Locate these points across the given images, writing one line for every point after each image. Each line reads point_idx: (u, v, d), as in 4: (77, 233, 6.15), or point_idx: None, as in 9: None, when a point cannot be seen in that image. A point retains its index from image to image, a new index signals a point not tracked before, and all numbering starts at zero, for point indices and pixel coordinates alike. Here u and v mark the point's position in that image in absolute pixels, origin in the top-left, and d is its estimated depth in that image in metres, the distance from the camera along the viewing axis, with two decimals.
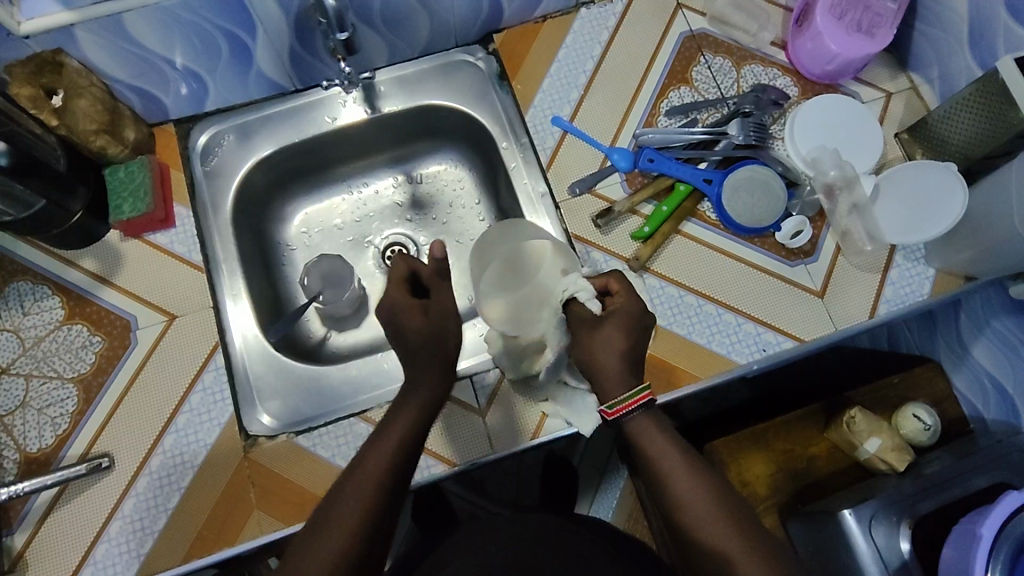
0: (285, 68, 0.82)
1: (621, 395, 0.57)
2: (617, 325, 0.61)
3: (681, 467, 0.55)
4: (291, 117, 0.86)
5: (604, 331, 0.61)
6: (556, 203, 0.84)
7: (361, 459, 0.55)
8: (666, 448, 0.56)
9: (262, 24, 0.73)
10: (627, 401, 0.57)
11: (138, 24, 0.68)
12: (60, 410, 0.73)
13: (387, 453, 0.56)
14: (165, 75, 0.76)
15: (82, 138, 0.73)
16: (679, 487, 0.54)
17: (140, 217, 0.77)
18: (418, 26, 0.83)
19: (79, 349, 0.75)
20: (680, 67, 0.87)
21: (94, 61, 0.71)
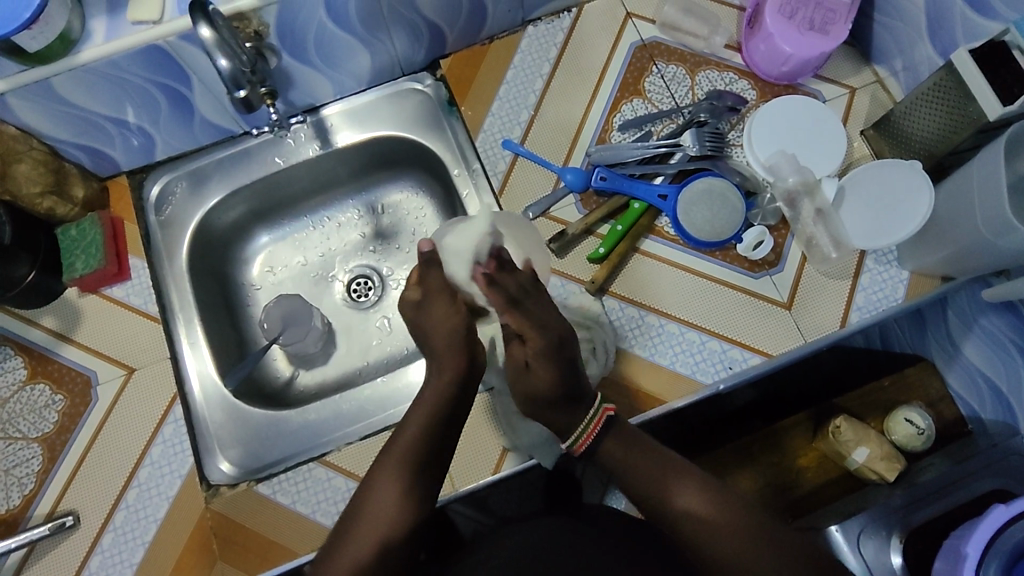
0: (229, 114, 0.81)
1: (578, 431, 0.64)
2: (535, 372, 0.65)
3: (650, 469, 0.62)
4: (242, 159, 0.86)
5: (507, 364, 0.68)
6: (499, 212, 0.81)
7: (367, 494, 0.62)
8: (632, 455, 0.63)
9: (196, 74, 0.72)
10: (588, 432, 0.64)
11: (68, 87, 0.68)
12: (26, 470, 0.74)
13: (388, 486, 0.62)
14: (109, 131, 0.77)
15: (29, 202, 0.74)
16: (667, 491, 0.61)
17: (93, 274, 0.78)
18: (358, 59, 0.81)
19: (43, 409, 0.76)
20: (632, 78, 0.85)
21: (34, 126, 0.71)
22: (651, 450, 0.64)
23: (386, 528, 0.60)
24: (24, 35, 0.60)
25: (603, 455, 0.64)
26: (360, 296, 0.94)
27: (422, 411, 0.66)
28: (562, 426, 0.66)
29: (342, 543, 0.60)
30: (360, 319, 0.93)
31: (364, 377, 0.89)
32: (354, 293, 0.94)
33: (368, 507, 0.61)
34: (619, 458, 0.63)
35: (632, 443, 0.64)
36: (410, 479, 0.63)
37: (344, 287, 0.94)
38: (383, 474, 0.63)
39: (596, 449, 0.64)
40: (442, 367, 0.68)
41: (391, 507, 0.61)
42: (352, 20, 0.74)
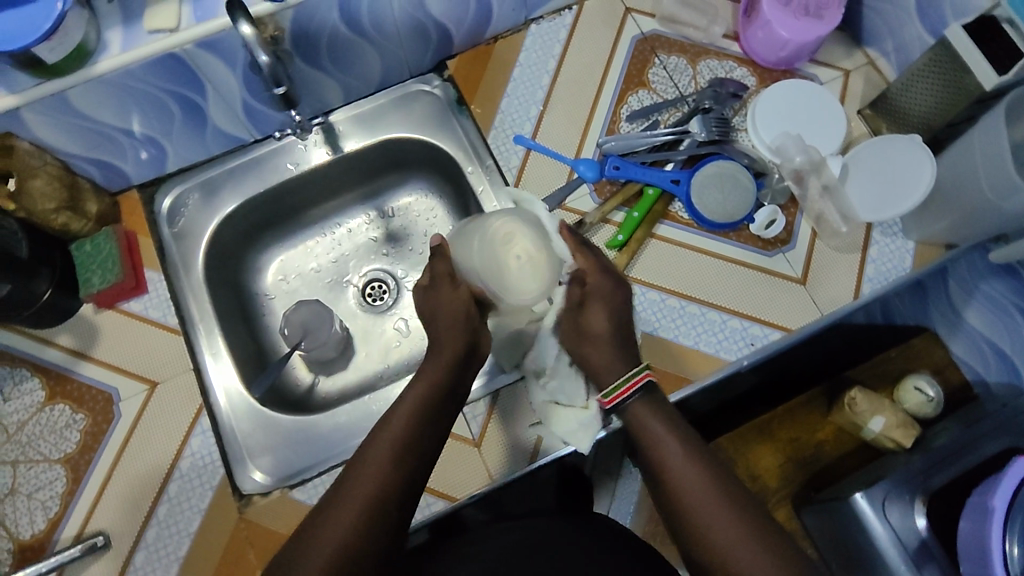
0: (241, 121, 0.81)
1: (613, 384, 0.65)
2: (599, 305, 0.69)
3: (672, 440, 0.60)
4: (254, 167, 0.86)
5: (586, 313, 0.70)
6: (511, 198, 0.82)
7: (378, 436, 0.59)
8: (659, 423, 0.61)
9: (211, 82, 0.73)
10: (621, 387, 0.64)
11: (83, 99, 0.67)
12: (50, 493, 0.72)
13: (379, 463, 0.56)
14: (120, 143, 0.76)
15: (43, 218, 0.73)
16: (675, 469, 0.58)
17: (111, 288, 0.77)
18: (368, 62, 0.82)
19: (65, 429, 0.74)
20: (636, 70, 0.87)
21: (45, 139, 0.70)
22: (681, 426, 0.61)
23: (398, 472, 0.56)
24: (42, 48, 0.60)
25: (632, 412, 0.63)
26: (375, 299, 0.94)
27: (422, 391, 0.63)
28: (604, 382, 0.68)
29: (344, 485, 0.55)
30: (377, 322, 0.92)
31: (385, 382, 0.89)
32: (368, 297, 0.94)
33: (377, 452, 0.57)
34: (645, 418, 0.62)
35: (663, 411, 0.62)
36: (422, 431, 0.60)
37: (358, 292, 0.94)
38: (375, 452, 0.57)
39: (625, 407, 0.64)
40: (455, 329, 0.69)
41: (402, 452, 0.58)
42: (363, 23, 0.75)
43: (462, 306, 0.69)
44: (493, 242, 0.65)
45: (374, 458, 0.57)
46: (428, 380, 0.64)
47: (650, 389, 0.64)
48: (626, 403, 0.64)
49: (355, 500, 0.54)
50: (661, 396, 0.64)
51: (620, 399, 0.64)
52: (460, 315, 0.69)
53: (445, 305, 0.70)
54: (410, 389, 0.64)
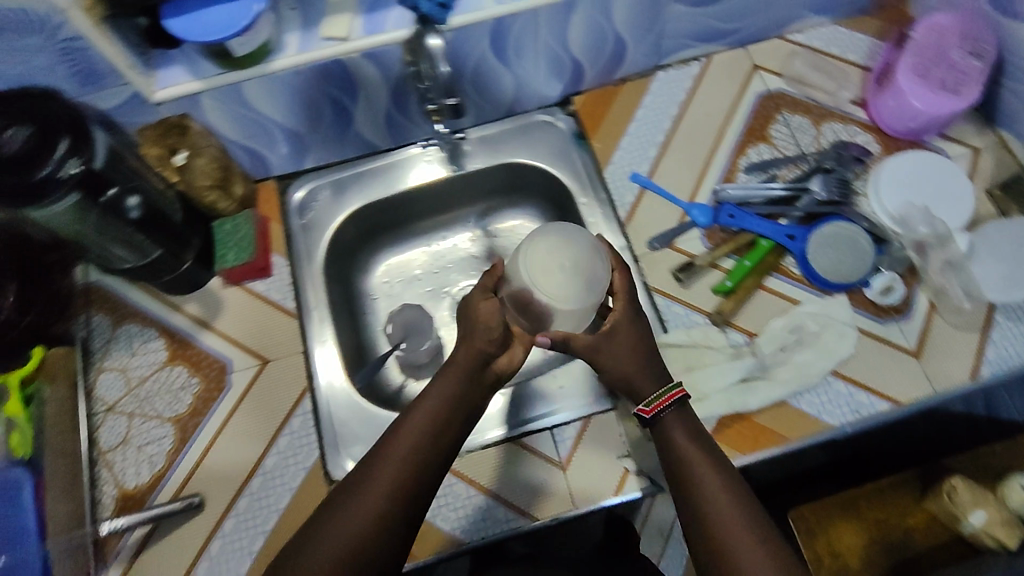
0: (381, 129, 0.88)
1: (654, 393, 0.62)
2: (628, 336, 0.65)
3: (703, 462, 0.58)
4: (382, 174, 0.91)
5: (617, 340, 0.65)
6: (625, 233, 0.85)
7: (383, 454, 0.56)
8: (690, 442, 0.59)
9: (364, 89, 0.79)
10: (661, 398, 0.61)
11: (255, 91, 0.74)
12: (157, 448, 0.76)
13: (399, 460, 0.56)
14: (272, 136, 0.83)
15: (197, 193, 0.80)
16: (705, 490, 0.56)
17: (242, 265, 0.84)
18: (503, 88, 0.87)
19: (179, 389, 0.79)
20: (759, 125, 0.89)
21: (214, 125, 0.78)
22: (713, 453, 0.59)
23: (390, 503, 0.54)
24: (231, 42, 0.67)
25: (662, 429, 0.61)
26: None
27: (450, 383, 0.61)
28: (640, 392, 0.63)
29: (336, 507, 0.53)
30: None
31: None
32: None
33: (374, 476, 0.55)
34: (679, 439, 0.60)
35: (694, 429, 0.61)
36: (427, 458, 0.57)
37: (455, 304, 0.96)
38: (397, 446, 0.57)
39: (659, 419, 0.61)
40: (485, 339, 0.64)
41: (400, 480, 0.55)
42: (508, 51, 0.80)
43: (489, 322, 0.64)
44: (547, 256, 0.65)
45: (394, 454, 0.56)
46: (458, 371, 0.62)
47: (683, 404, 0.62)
48: (661, 415, 0.61)
49: (344, 527, 0.52)
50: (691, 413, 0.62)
51: (658, 408, 0.61)
52: (489, 329, 0.64)
53: (473, 316, 0.64)
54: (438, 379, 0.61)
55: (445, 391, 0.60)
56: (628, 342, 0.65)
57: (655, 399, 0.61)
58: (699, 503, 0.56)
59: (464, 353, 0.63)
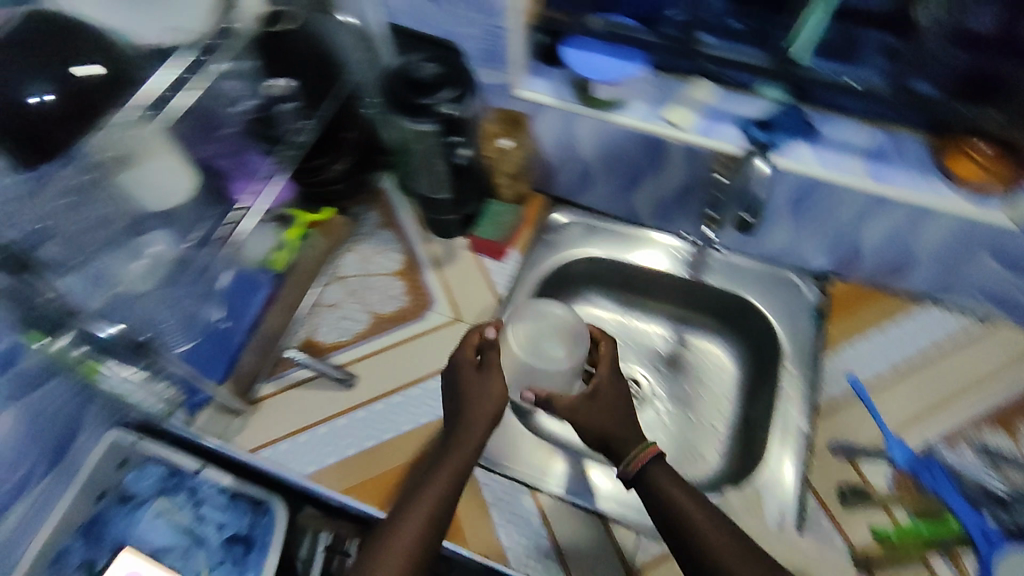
0: (656, 207, 1.00)
1: (636, 449, 0.68)
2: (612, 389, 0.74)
3: (690, 501, 0.65)
4: (631, 241, 1.01)
5: (600, 401, 0.72)
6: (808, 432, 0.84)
7: (403, 520, 0.64)
8: (679, 490, 0.66)
9: (667, 168, 0.91)
10: (641, 454, 0.68)
11: (588, 128, 0.89)
12: (349, 327, 0.91)
13: (417, 523, 0.64)
14: (573, 164, 0.97)
15: (494, 172, 0.96)
16: (704, 527, 0.63)
17: (490, 241, 0.97)
18: (779, 233, 0.94)
19: (390, 296, 0.94)
20: (1012, 413, 0.83)
21: (539, 133, 0.93)
22: (688, 485, 0.67)
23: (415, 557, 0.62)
24: (598, 83, 0.86)
25: (646, 483, 0.67)
26: None
27: (462, 454, 0.69)
28: (619, 454, 0.70)
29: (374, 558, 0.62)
30: None
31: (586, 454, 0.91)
32: None
33: (398, 534, 0.63)
34: (659, 489, 0.66)
35: (680, 481, 0.67)
36: (443, 517, 0.65)
37: None
38: (414, 511, 0.65)
39: (643, 472, 0.67)
40: (490, 417, 0.71)
41: (424, 532, 0.63)
42: (803, 208, 0.87)
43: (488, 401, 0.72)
44: (560, 334, 0.78)
45: (415, 517, 0.64)
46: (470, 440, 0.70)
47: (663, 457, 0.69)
48: (644, 470, 0.67)
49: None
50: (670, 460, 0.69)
51: (643, 463, 0.67)
52: (494, 397, 0.72)
53: (472, 390, 0.73)
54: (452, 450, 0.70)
55: (458, 464, 0.69)
56: (611, 400, 0.73)
57: (633, 459, 0.68)
58: (701, 540, 0.62)
59: (471, 430, 0.70)
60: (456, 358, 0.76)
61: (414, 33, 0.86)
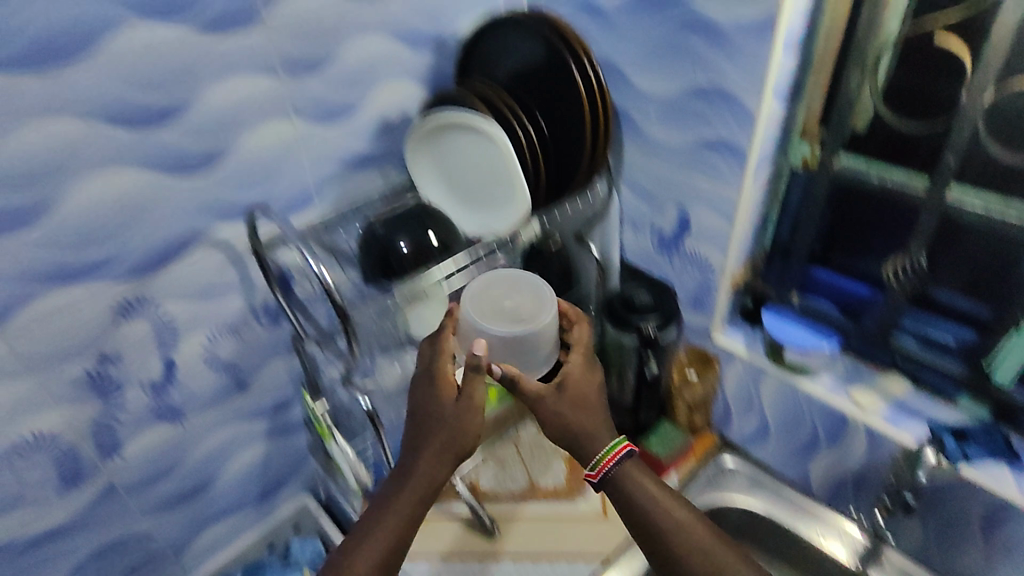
0: (827, 484, 0.98)
1: (599, 455, 0.72)
2: (573, 380, 0.75)
3: (655, 502, 0.71)
4: (797, 507, 0.99)
5: (558, 398, 0.73)
6: None
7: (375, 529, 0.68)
8: (648, 485, 0.72)
9: (845, 446, 0.92)
10: (604, 458, 0.71)
11: (771, 388, 0.98)
12: (510, 485, 1.03)
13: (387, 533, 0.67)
14: (751, 415, 1.03)
15: (675, 399, 1.07)
16: (671, 521, 0.70)
17: (653, 456, 1.05)
18: (970, 558, 0.86)
19: (551, 472, 1.05)
20: None
21: (725, 378, 1.04)
22: (650, 482, 0.72)
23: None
24: (791, 350, 0.94)
25: (614, 484, 0.72)
26: None
27: (431, 463, 0.70)
28: (585, 445, 0.72)
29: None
30: None
31: None
32: None
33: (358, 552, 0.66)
34: (624, 492, 0.72)
35: (643, 479, 0.72)
36: (401, 542, 0.68)
37: None
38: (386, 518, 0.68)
39: (611, 474, 0.72)
40: (453, 456, 0.70)
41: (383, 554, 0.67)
42: (999, 540, 0.81)
43: (449, 436, 0.70)
44: (483, 294, 0.80)
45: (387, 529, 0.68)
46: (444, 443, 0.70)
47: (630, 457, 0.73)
48: (613, 471, 0.72)
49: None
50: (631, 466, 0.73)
51: (603, 470, 0.71)
52: (474, 412, 0.70)
53: (436, 429, 0.71)
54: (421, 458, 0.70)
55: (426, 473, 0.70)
56: (575, 395, 0.74)
57: (597, 462, 0.72)
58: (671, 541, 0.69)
59: (423, 466, 0.70)
60: (443, 354, 0.74)
61: (641, 271, 1.07)
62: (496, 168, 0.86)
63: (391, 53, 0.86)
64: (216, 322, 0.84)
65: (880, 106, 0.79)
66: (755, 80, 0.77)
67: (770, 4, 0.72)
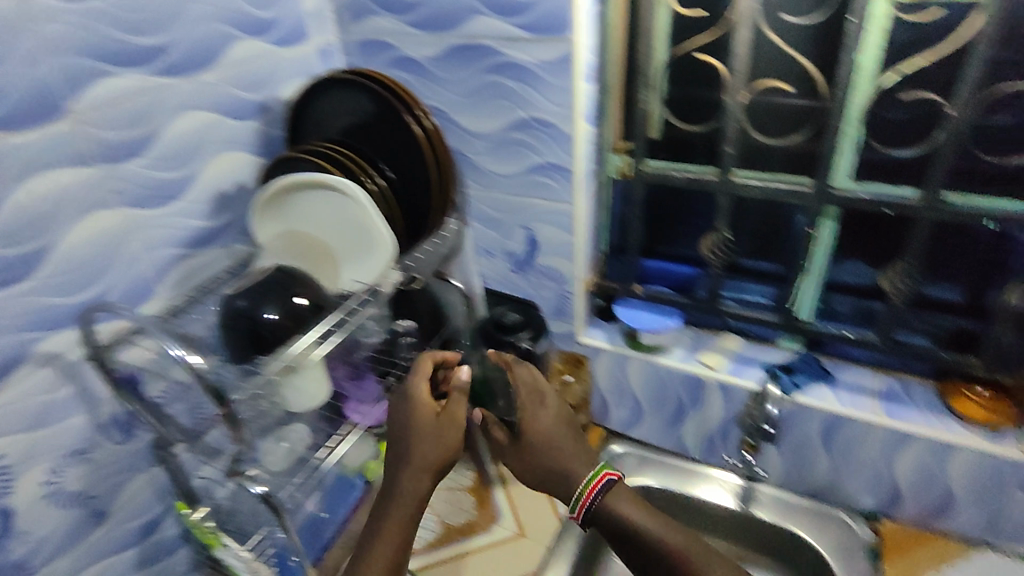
0: (699, 443, 1.14)
1: (578, 492, 0.78)
2: (541, 432, 0.82)
3: (637, 522, 0.75)
4: (678, 471, 1.13)
5: (533, 448, 0.81)
6: None
7: None
8: (629, 509, 0.77)
9: (707, 402, 1.08)
10: (586, 491, 0.77)
11: (636, 370, 1.11)
12: (422, 535, 1.03)
13: None
14: (626, 399, 1.16)
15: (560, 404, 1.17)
16: (638, 525, 0.75)
17: None
18: (816, 464, 1.05)
19: (461, 508, 1.07)
20: None
21: (598, 373, 1.16)
22: (635, 507, 0.77)
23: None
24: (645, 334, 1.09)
25: (600, 513, 0.77)
26: None
27: (399, 527, 0.75)
28: (567, 489, 0.79)
29: None
30: None
31: None
32: None
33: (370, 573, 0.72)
34: (613, 518, 0.77)
35: (628, 505, 0.77)
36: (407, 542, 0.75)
37: None
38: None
39: (597, 508, 0.77)
40: (428, 471, 0.76)
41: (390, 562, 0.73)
42: (834, 445, 1.01)
43: (442, 452, 0.77)
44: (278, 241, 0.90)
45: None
46: (402, 514, 0.75)
47: (609, 483, 0.78)
48: (596, 498, 0.77)
49: None
50: (613, 493, 0.78)
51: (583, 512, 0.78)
52: (453, 422, 0.78)
53: (415, 447, 0.77)
54: (387, 531, 0.74)
55: (395, 543, 0.74)
56: (562, 448, 0.81)
57: (577, 501, 0.78)
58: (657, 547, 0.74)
59: (415, 481, 0.75)
60: (417, 396, 0.79)
61: (502, 294, 1.16)
62: (334, 210, 0.85)
63: (217, 126, 0.85)
64: (55, 453, 0.72)
65: (671, 117, 0.95)
66: (564, 108, 0.89)
67: (563, 43, 0.84)
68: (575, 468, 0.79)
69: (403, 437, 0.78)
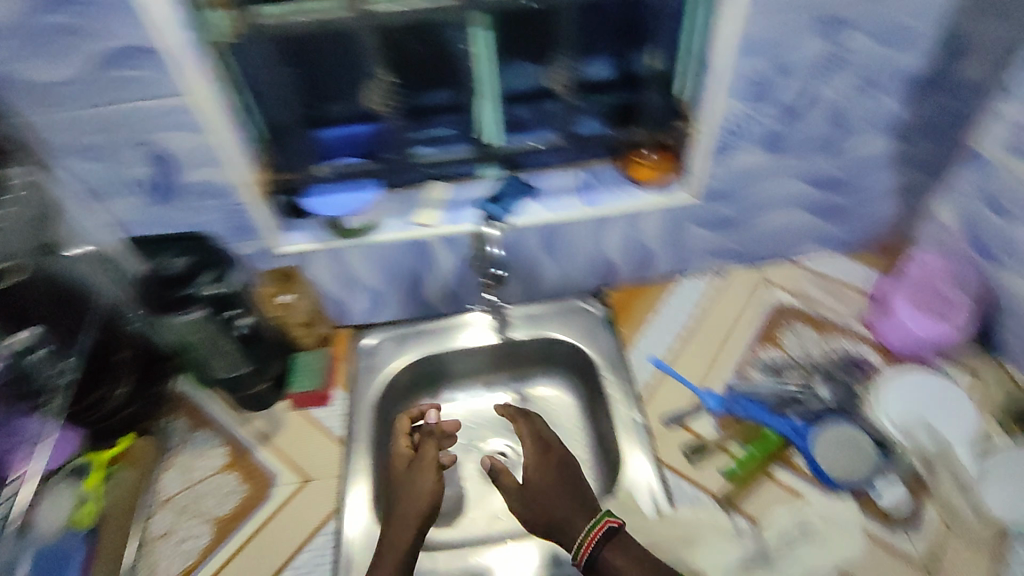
0: (445, 299, 1.11)
1: (583, 532, 0.80)
2: (535, 471, 0.88)
3: (619, 557, 0.78)
4: (435, 333, 1.09)
5: (524, 489, 0.86)
6: (647, 423, 1.02)
7: None
8: (621, 555, 0.78)
9: (437, 258, 1.02)
10: (589, 538, 0.79)
11: (355, 257, 0.98)
12: (194, 544, 0.89)
13: None
14: (358, 291, 1.05)
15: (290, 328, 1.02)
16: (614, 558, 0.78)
17: (308, 392, 1.02)
18: (548, 271, 1.10)
19: (228, 492, 0.93)
20: (770, 330, 1.10)
21: (319, 278, 1.00)
22: (632, 550, 0.79)
23: None
24: (344, 217, 0.96)
25: (599, 561, 0.79)
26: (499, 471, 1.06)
27: (395, 550, 0.80)
28: (565, 530, 0.82)
29: None
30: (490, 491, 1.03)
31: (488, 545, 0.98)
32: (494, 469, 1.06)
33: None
34: (607, 555, 0.78)
35: (628, 548, 0.79)
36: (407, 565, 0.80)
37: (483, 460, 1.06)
38: None
39: (595, 553, 0.79)
40: (416, 518, 0.82)
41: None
42: (557, 248, 1.06)
43: (432, 491, 0.84)
44: None
45: None
46: (395, 544, 0.80)
47: (614, 532, 0.79)
48: (597, 550, 0.79)
49: None
50: (622, 540, 0.79)
51: (588, 552, 0.79)
52: (425, 467, 0.86)
53: (411, 489, 0.84)
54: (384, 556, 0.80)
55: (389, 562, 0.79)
56: (552, 486, 0.86)
57: (581, 544, 0.79)
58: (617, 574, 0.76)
59: (404, 526, 0.81)
60: (396, 453, 0.91)
61: (160, 237, 0.92)
62: None
63: None
64: None
65: None
66: None
67: None
68: (562, 505, 0.83)
69: (403, 483, 0.86)
